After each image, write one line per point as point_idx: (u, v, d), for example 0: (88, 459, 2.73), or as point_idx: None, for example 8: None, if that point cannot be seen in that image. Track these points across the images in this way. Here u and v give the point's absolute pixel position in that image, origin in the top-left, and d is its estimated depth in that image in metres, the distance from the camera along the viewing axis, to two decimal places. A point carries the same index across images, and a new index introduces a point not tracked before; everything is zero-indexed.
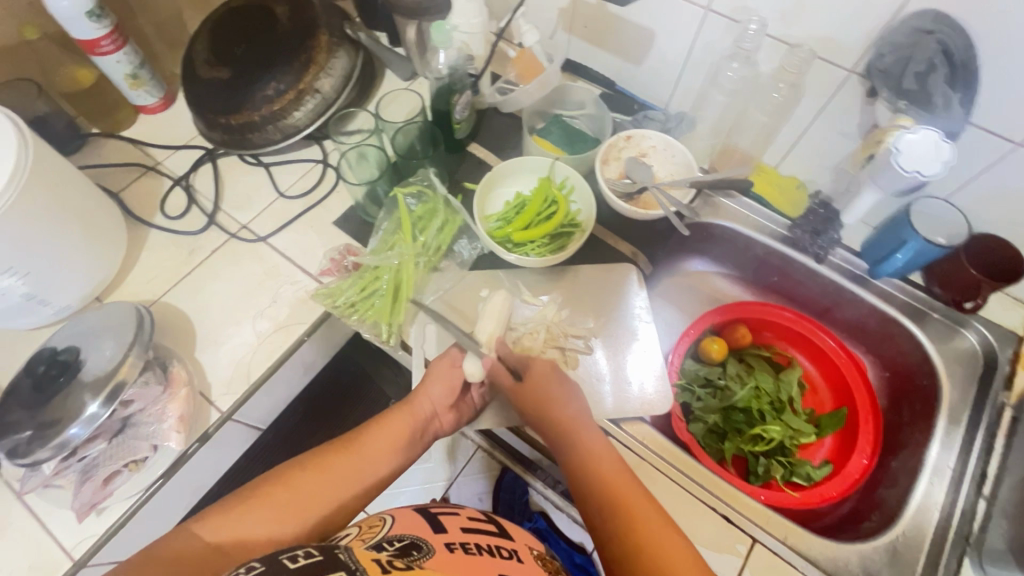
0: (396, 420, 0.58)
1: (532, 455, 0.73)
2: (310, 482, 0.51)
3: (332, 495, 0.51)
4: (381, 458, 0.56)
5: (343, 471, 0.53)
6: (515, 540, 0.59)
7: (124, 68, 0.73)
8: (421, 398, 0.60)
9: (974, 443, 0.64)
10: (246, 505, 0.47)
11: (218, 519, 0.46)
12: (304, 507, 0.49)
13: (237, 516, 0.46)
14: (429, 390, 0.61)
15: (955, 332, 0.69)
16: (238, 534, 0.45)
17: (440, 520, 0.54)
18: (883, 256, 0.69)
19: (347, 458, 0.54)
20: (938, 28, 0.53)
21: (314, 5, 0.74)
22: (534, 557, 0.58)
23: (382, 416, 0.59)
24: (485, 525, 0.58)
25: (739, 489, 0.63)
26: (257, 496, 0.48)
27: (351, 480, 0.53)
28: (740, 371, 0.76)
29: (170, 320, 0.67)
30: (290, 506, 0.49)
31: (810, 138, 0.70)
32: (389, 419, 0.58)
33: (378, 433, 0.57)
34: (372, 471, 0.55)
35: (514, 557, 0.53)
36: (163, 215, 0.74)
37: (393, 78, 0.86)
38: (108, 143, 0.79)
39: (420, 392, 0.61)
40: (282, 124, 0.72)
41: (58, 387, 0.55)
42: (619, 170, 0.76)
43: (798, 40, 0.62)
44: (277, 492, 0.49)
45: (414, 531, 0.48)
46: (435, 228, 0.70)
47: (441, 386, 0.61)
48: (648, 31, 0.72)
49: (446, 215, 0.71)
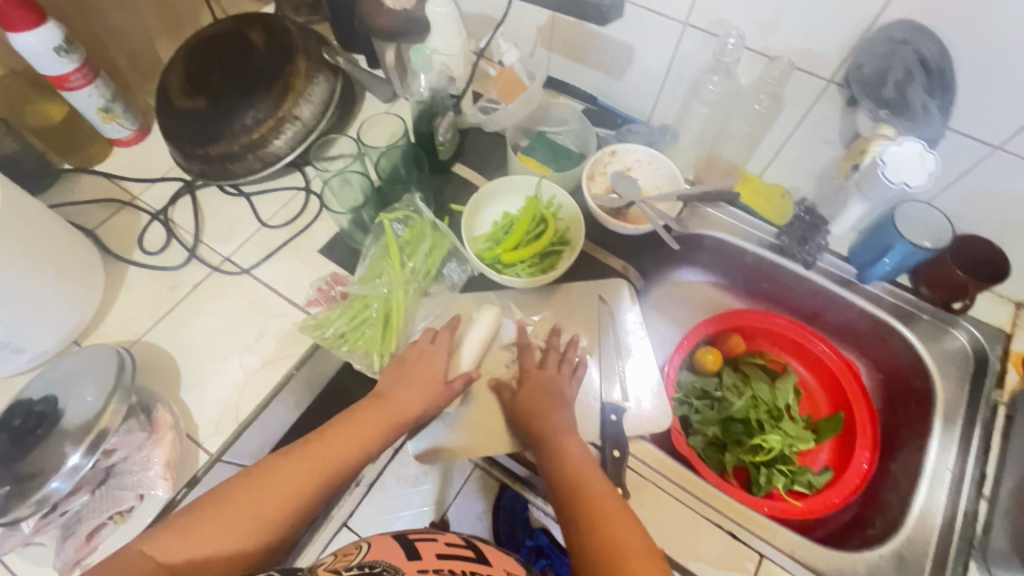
0: (367, 415, 0.57)
1: (526, 473, 0.72)
2: (267, 485, 0.49)
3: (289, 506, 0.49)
4: (346, 453, 0.53)
5: (301, 470, 0.51)
6: (494, 566, 0.57)
7: (96, 102, 0.71)
8: (402, 395, 0.59)
9: (972, 443, 0.64)
10: (193, 526, 0.45)
11: (169, 538, 0.44)
12: (260, 524, 0.47)
13: (189, 536, 0.45)
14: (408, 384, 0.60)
15: (944, 332, 0.70)
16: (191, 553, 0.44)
17: (416, 546, 0.54)
18: (871, 260, 0.69)
19: (309, 460, 0.52)
20: (914, 38, 0.53)
21: (291, 31, 0.73)
22: None
23: (354, 411, 0.57)
24: (461, 551, 0.57)
25: (741, 501, 0.62)
26: (209, 512, 0.46)
27: (312, 480, 0.51)
28: (736, 381, 0.76)
29: (153, 361, 0.65)
30: (250, 517, 0.47)
31: (792, 147, 0.71)
32: (363, 415, 0.57)
33: (343, 429, 0.55)
34: (336, 469, 0.52)
35: None
36: (142, 250, 0.72)
37: (373, 99, 0.85)
38: (82, 179, 0.76)
39: (396, 388, 0.60)
40: (262, 152, 0.70)
41: (36, 439, 0.53)
42: (605, 185, 0.76)
43: (777, 52, 0.62)
44: (228, 509, 0.47)
45: (386, 559, 0.50)
46: (424, 253, 0.69)
47: (419, 385, 0.60)
48: (627, 46, 0.73)
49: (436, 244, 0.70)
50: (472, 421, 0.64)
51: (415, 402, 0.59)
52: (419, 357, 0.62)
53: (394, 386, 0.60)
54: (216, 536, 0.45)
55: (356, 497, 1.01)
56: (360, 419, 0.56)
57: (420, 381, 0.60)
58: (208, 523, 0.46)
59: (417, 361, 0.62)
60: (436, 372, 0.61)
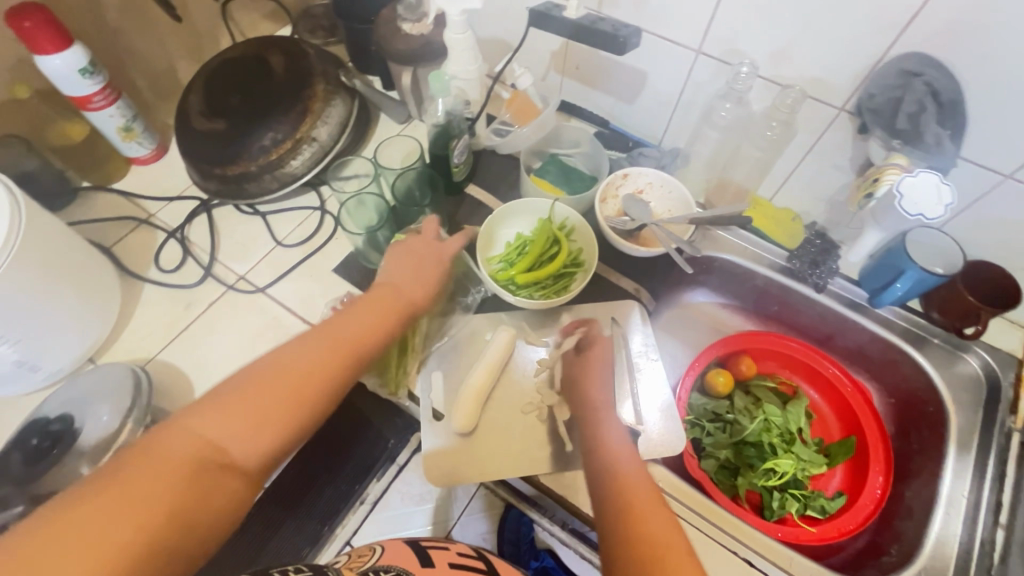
0: (380, 304, 0.56)
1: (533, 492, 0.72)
2: (289, 365, 0.48)
3: (316, 389, 0.48)
4: (364, 337, 0.53)
5: (322, 353, 0.50)
6: None
7: (117, 122, 0.73)
8: (404, 285, 0.59)
9: (987, 470, 0.64)
10: (226, 402, 0.44)
11: (204, 414, 0.43)
12: (289, 406, 0.46)
13: (223, 415, 0.43)
14: (414, 274, 0.60)
15: (955, 357, 0.70)
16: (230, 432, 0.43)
17: (430, 554, 0.55)
18: (883, 285, 0.70)
19: (332, 344, 0.51)
20: (925, 70, 0.54)
21: (310, 55, 0.75)
22: None
23: (366, 300, 0.56)
24: (473, 562, 0.57)
25: (753, 526, 0.62)
26: (236, 390, 0.45)
27: (338, 362, 0.50)
28: (748, 403, 0.76)
29: (167, 380, 0.65)
30: (280, 397, 0.46)
31: (802, 172, 0.72)
32: (378, 301, 0.56)
33: (357, 316, 0.54)
34: (358, 356, 0.51)
35: None
36: (158, 268, 0.72)
37: (388, 121, 0.86)
38: (99, 197, 0.77)
39: (405, 279, 0.60)
40: (280, 173, 0.71)
41: (52, 459, 0.53)
42: (616, 207, 0.77)
43: (789, 80, 0.64)
44: (256, 386, 0.45)
45: (400, 563, 0.51)
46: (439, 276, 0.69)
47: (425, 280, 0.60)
48: (640, 72, 0.74)
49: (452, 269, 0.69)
50: (482, 442, 0.63)
51: (423, 288, 0.60)
52: (423, 254, 0.62)
53: (401, 277, 0.60)
54: (251, 413, 0.44)
55: (360, 515, 0.97)
56: (374, 306, 0.56)
57: (426, 276, 0.61)
58: (242, 402, 0.44)
59: (420, 259, 0.62)
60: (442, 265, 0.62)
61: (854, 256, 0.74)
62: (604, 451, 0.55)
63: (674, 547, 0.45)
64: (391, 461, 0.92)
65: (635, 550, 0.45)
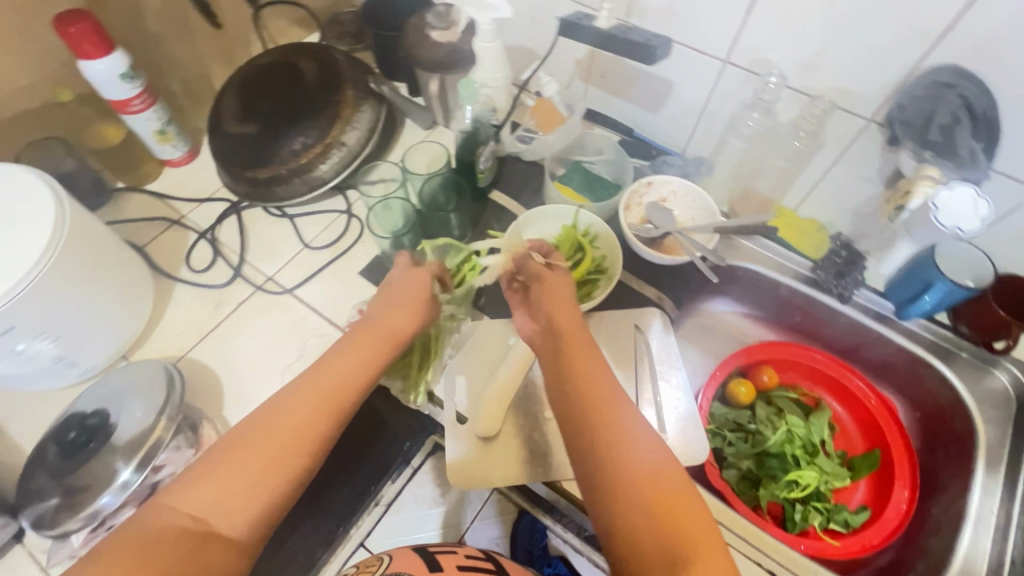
0: (368, 340, 0.54)
1: (548, 496, 0.71)
2: (272, 421, 0.46)
3: (304, 443, 0.46)
4: (351, 380, 0.51)
5: (306, 404, 0.48)
6: None
7: (153, 125, 0.74)
8: (390, 318, 0.57)
9: (1017, 488, 0.63)
10: (207, 474, 0.43)
11: (183, 489, 0.43)
12: (277, 466, 0.44)
13: (204, 482, 0.43)
14: (399, 306, 0.58)
15: (984, 372, 0.69)
16: (212, 499, 0.42)
17: (437, 559, 0.55)
18: (910, 297, 0.69)
19: (314, 392, 0.49)
20: (959, 82, 0.54)
21: (340, 62, 0.76)
22: None
23: (354, 339, 0.55)
24: (483, 563, 0.57)
25: (779, 539, 0.62)
26: (218, 459, 0.44)
27: (324, 414, 0.47)
28: (770, 414, 0.75)
29: (197, 377, 0.66)
30: (265, 459, 0.44)
31: (829, 182, 0.72)
32: (363, 340, 0.54)
33: (340, 358, 0.52)
34: (344, 400, 0.49)
35: None
36: (189, 268, 0.74)
37: (414, 126, 0.87)
38: (134, 198, 0.79)
39: (387, 310, 0.58)
40: (308, 177, 0.73)
41: (88, 453, 0.54)
42: (641, 214, 0.77)
43: (818, 91, 0.64)
44: (238, 452, 0.44)
45: (407, 569, 0.51)
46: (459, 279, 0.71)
47: (410, 310, 0.58)
48: (666, 81, 0.74)
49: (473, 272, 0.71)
50: (506, 447, 0.63)
51: (410, 319, 0.57)
52: (407, 284, 0.60)
53: (384, 309, 0.58)
54: (236, 482, 0.43)
55: (374, 518, 0.99)
56: (359, 343, 0.54)
57: (413, 305, 0.58)
58: (225, 472, 0.43)
59: (407, 286, 0.60)
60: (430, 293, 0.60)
61: (882, 268, 0.73)
62: (606, 423, 0.46)
63: (718, 558, 0.39)
64: (407, 465, 0.94)
65: (682, 542, 0.40)
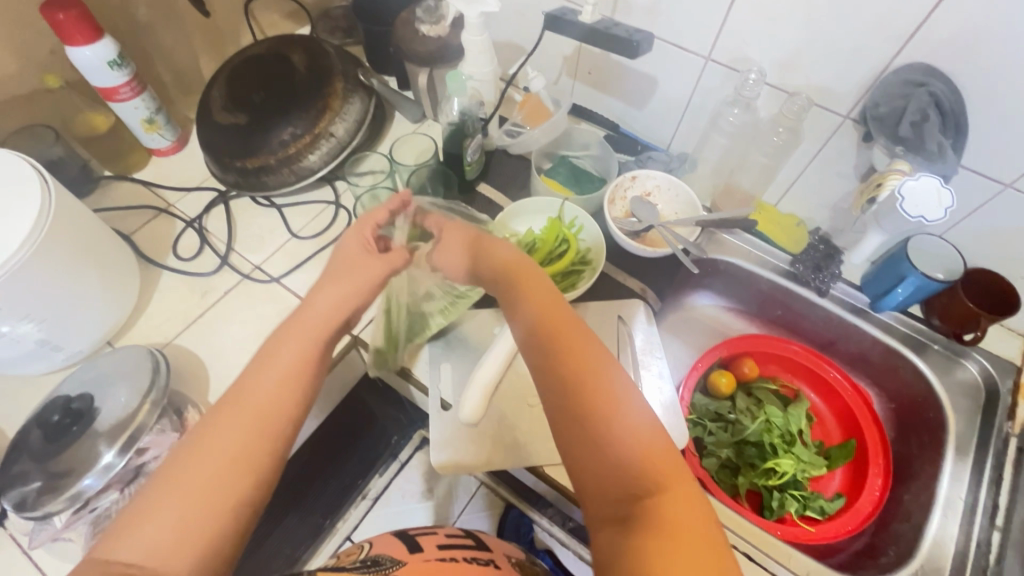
0: (300, 339, 0.50)
1: (538, 487, 0.71)
2: (212, 445, 0.43)
3: (248, 463, 0.43)
4: (287, 387, 0.47)
5: (241, 421, 0.44)
6: (493, 551, 0.59)
7: (141, 114, 0.75)
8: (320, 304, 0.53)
9: (984, 474, 0.65)
10: (149, 510, 0.40)
11: (119, 536, 0.38)
12: (220, 493, 0.41)
13: (145, 525, 0.39)
14: (334, 288, 0.54)
15: (955, 363, 0.71)
16: (159, 542, 0.38)
17: (417, 540, 0.56)
18: (884, 290, 0.71)
19: (246, 404, 0.45)
20: (928, 80, 0.56)
21: (330, 54, 0.77)
22: (512, 564, 0.58)
23: (281, 338, 0.50)
24: (462, 541, 0.59)
25: (757, 524, 0.63)
26: (159, 491, 0.40)
27: (264, 430, 0.45)
28: (750, 405, 0.77)
29: (182, 364, 0.66)
30: (208, 485, 0.41)
31: (807, 178, 0.74)
32: (294, 336, 0.50)
33: (272, 360, 0.48)
34: (285, 412, 0.46)
35: (491, 565, 0.54)
36: (176, 257, 0.74)
37: (402, 119, 0.88)
38: (121, 186, 0.79)
39: (318, 300, 0.53)
40: (297, 167, 0.73)
41: (71, 436, 0.54)
42: (624, 209, 0.79)
43: (796, 89, 0.65)
44: (179, 482, 0.41)
45: (388, 550, 0.51)
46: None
47: (339, 295, 0.53)
48: (650, 78, 0.76)
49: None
50: (491, 436, 0.64)
51: (345, 306, 0.53)
52: (354, 265, 0.56)
53: (314, 298, 0.53)
54: (180, 515, 0.39)
55: (360, 511, 1.02)
56: (289, 341, 0.50)
57: (349, 288, 0.54)
58: (167, 506, 0.40)
59: (341, 271, 0.56)
60: (377, 273, 0.56)
61: (858, 261, 0.75)
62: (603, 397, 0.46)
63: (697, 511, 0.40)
64: (393, 456, 0.98)
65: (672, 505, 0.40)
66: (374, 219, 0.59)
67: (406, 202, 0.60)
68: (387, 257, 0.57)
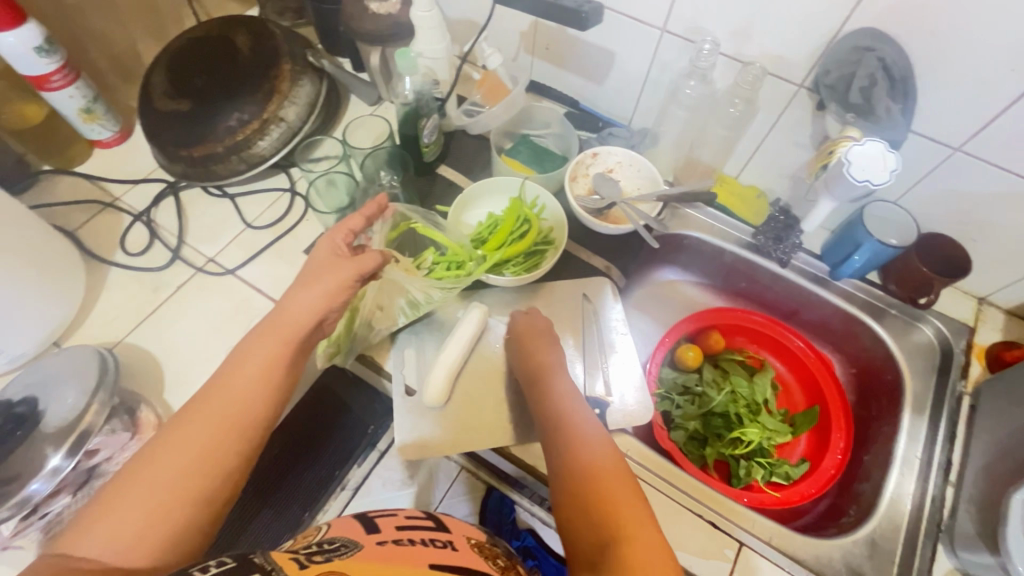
0: (273, 335, 0.49)
1: (514, 472, 0.71)
2: (180, 442, 0.43)
3: (214, 463, 0.43)
4: (257, 387, 0.46)
5: (210, 421, 0.44)
6: (453, 532, 0.59)
7: (77, 103, 0.71)
8: (298, 299, 0.50)
9: (939, 432, 0.67)
10: (112, 503, 0.39)
11: (78, 530, 0.38)
12: (185, 490, 0.41)
13: (103, 523, 0.39)
14: (309, 291, 0.51)
15: (911, 326, 0.73)
16: (119, 541, 0.38)
17: (375, 522, 0.55)
18: (842, 258, 0.72)
19: (214, 406, 0.45)
20: (876, 45, 0.56)
21: (276, 35, 0.74)
22: (471, 545, 0.58)
23: (255, 335, 0.49)
24: (421, 522, 0.58)
25: (723, 493, 0.64)
26: (125, 484, 0.40)
27: (234, 434, 0.44)
28: (716, 376, 0.78)
29: (136, 362, 0.64)
30: (172, 482, 0.41)
31: (766, 149, 0.74)
32: (268, 333, 0.49)
33: (244, 359, 0.47)
34: (255, 413, 0.45)
35: (448, 547, 0.54)
36: (124, 252, 0.71)
37: (359, 102, 0.86)
38: (62, 180, 0.76)
39: (296, 290, 0.51)
40: (248, 154, 0.70)
41: (15, 441, 0.52)
42: (587, 186, 0.79)
43: (751, 58, 0.65)
44: (145, 477, 0.41)
45: (347, 534, 0.51)
46: (428, 262, 0.69)
47: (320, 296, 0.51)
48: (607, 51, 0.75)
49: (457, 275, 0.67)
50: (456, 418, 0.64)
51: (321, 309, 0.51)
52: (325, 266, 0.53)
53: (293, 292, 0.51)
54: (142, 511, 0.39)
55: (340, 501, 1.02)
56: (263, 342, 0.48)
57: (327, 290, 0.51)
58: (129, 500, 0.40)
59: (323, 269, 0.53)
60: (346, 277, 0.52)
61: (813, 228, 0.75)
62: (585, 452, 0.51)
63: None
64: (371, 447, 0.98)
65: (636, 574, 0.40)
66: (349, 227, 0.57)
67: (383, 206, 0.60)
68: (357, 259, 0.53)
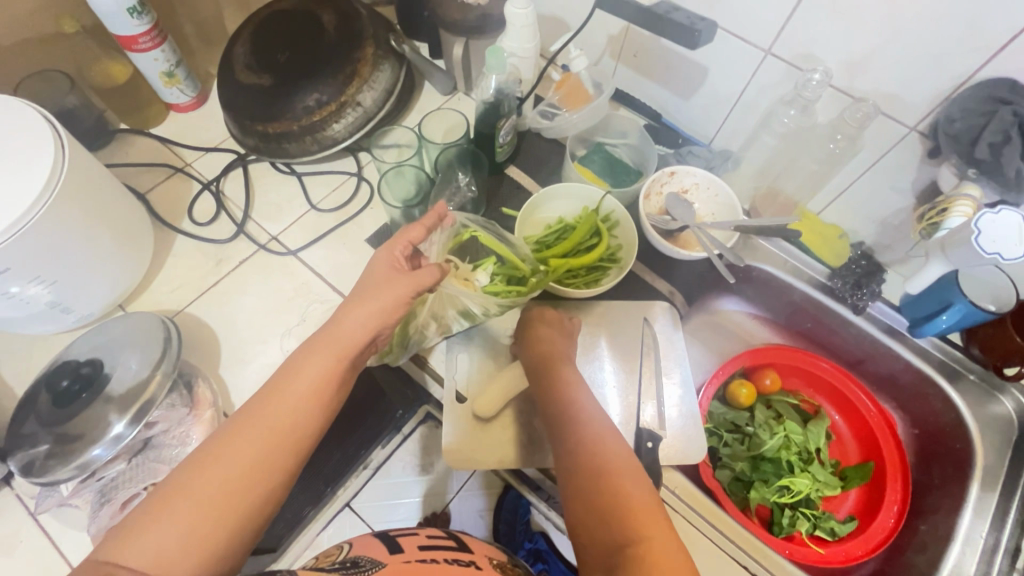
0: (324, 351, 0.48)
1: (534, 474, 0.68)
2: (230, 452, 0.42)
3: (258, 480, 0.42)
4: (305, 404, 0.45)
5: (262, 434, 0.43)
6: (475, 553, 0.59)
7: (161, 66, 0.71)
8: (351, 314, 0.49)
9: (1008, 514, 0.63)
10: (159, 513, 0.39)
11: (120, 535, 0.38)
12: (233, 502, 0.41)
13: (141, 533, 0.38)
14: (364, 306, 0.49)
15: (990, 397, 0.68)
16: (158, 553, 0.37)
17: (398, 540, 0.55)
18: (927, 316, 0.67)
19: (261, 419, 0.44)
20: (1014, 98, 0.51)
21: (362, 15, 0.72)
22: (494, 566, 0.58)
23: (306, 348, 0.48)
24: (443, 541, 0.58)
25: (766, 543, 0.62)
26: (172, 491, 0.40)
27: (281, 449, 0.44)
28: (769, 418, 0.75)
29: (195, 334, 0.65)
30: (216, 496, 0.40)
31: (859, 189, 0.69)
32: (322, 347, 0.48)
33: (297, 372, 0.46)
34: (302, 430, 0.45)
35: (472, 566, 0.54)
36: (191, 221, 0.71)
37: (432, 91, 0.84)
38: (137, 140, 0.76)
39: (351, 303, 0.50)
40: (321, 135, 0.70)
41: (80, 404, 0.53)
42: (659, 205, 0.75)
43: (863, 94, 0.60)
44: (191, 488, 0.40)
45: (369, 553, 0.50)
46: (487, 273, 0.63)
47: (374, 312, 0.49)
48: (703, 68, 0.71)
49: (518, 291, 0.63)
50: (501, 430, 0.63)
51: (374, 326, 0.49)
52: (381, 281, 0.51)
53: (347, 306, 0.50)
54: (186, 526, 0.38)
55: (362, 480, 1.04)
56: (315, 355, 0.47)
57: (383, 306, 0.49)
58: (174, 512, 0.39)
59: (379, 283, 0.51)
60: (403, 294, 0.50)
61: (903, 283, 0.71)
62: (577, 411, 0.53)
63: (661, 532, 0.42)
64: (398, 432, 0.98)
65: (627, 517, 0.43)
66: (408, 237, 0.56)
67: (442, 216, 0.59)
68: (415, 274, 0.51)
